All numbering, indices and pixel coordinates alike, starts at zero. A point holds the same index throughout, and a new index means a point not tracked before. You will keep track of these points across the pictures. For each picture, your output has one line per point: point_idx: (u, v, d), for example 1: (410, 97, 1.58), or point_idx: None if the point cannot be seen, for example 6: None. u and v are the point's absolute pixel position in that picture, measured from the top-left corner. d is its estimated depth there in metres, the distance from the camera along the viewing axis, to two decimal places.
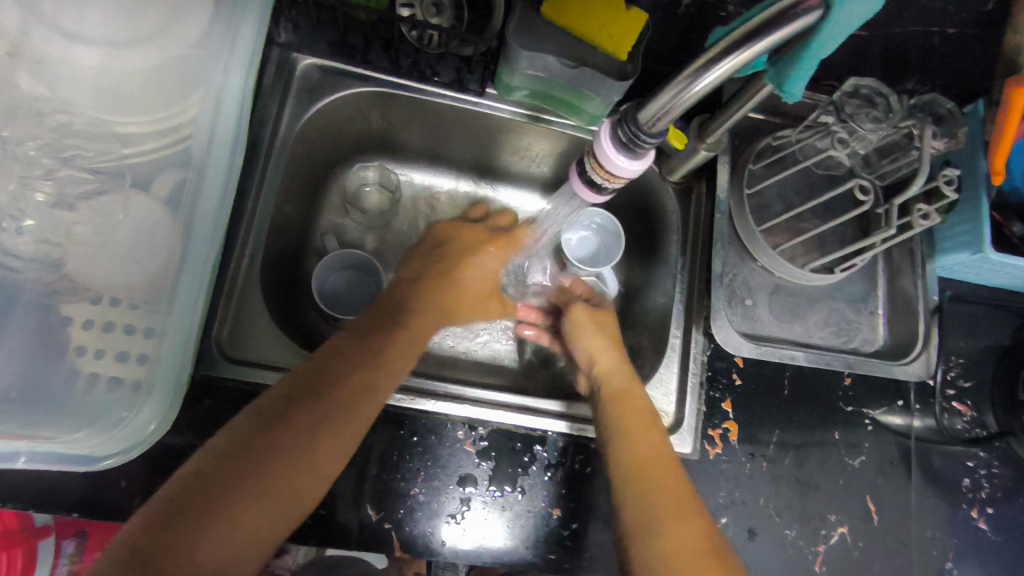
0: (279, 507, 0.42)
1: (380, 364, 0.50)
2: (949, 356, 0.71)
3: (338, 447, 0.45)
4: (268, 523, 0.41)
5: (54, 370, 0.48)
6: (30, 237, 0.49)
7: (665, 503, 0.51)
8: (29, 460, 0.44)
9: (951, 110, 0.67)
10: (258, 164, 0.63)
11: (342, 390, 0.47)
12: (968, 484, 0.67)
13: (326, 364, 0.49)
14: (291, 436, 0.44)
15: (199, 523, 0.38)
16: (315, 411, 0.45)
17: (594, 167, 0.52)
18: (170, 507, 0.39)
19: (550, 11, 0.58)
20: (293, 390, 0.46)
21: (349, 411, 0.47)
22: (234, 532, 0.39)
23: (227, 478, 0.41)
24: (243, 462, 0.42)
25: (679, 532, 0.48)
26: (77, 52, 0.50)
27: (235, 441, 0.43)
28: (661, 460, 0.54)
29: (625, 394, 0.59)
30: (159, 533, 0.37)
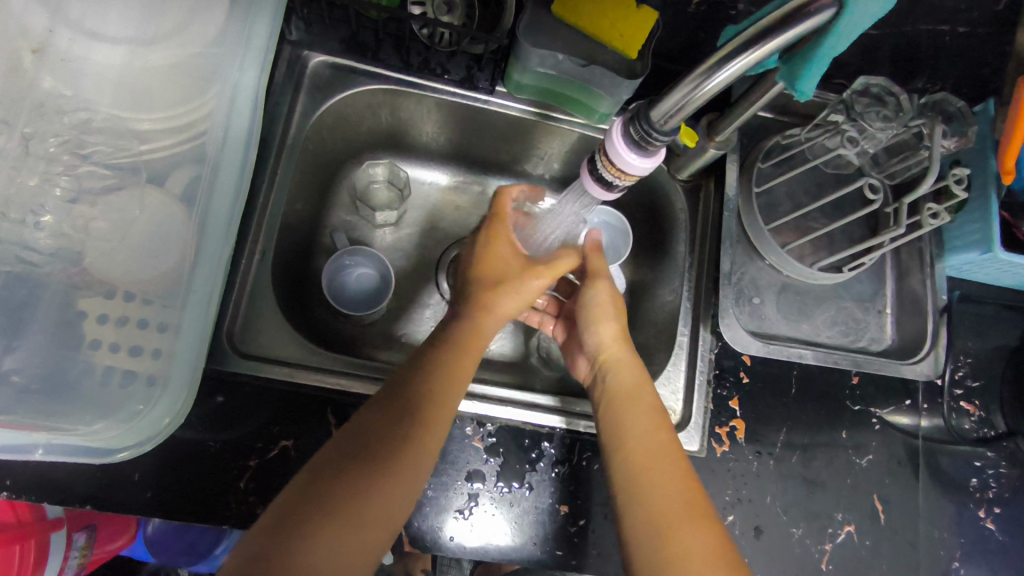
0: (371, 514, 0.44)
1: (446, 378, 0.53)
2: (958, 355, 0.71)
3: (417, 459, 0.48)
4: (364, 530, 0.43)
5: (71, 362, 0.48)
6: (49, 232, 0.50)
7: (674, 510, 0.50)
8: (46, 452, 0.45)
9: (962, 110, 0.66)
10: (269, 161, 0.63)
11: (412, 405, 0.50)
12: (975, 484, 0.68)
13: (396, 383, 0.52)
14: (371, 449, 0.46)
15: (297, 533, 0.41)
16: (390, 424, 0.48)
17: (604, 164, 0.49)
18: (274, 521, 0.42)
19: (561, 9, 0.59)
20: (370, 410, 0.50)
21: (422, 421, 0.49)
22: (339, 536, 0.41)
23: (321, 491, 0.43)
24: (335, 476, 0.45)
25: (685, 539, 0.48)
26: (100, 50, 0.52)
27: (327, 461, 0.46)
28: (669, 459, 0.54)
29: (633, 389, 0.59)
30: (264, 545, 0.40)
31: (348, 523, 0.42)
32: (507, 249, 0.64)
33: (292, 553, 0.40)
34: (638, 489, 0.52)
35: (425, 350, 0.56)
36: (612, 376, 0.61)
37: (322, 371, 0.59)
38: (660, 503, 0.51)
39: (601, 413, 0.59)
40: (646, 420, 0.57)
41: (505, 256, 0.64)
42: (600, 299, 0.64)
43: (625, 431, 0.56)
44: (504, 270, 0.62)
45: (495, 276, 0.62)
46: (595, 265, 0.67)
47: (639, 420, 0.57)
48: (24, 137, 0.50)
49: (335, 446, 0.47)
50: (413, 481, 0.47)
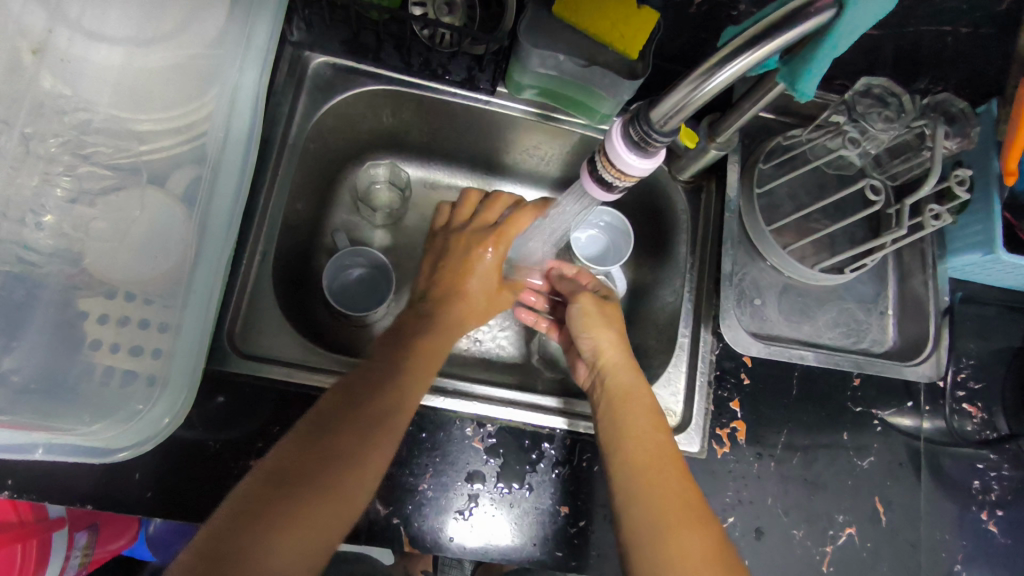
0: (332, 514, 0.43)
1: (407, 375, 0.53)
2: (960, 357, 0.71)
3: (377, 453, 0.48)
4: (324, 530, 0.43)
5: (71, 362, 0.48)
6: (49, 232, 0.50)
7: (671, 511, 0.50)
8: (46, 452, 0.45)
9: (963, 110, 0.66)
10: (269, 162, 0.63)
11: (373, 401, 0.50)
12: (977, 486, 0.67)
13: (361, 382, 0.52)
14: (337, 447, 0.46)
15: (259, 530, 0.40)
16: (357, 422, 0.48)
17: (604, 164, 0.49)
18: (232, 516, 0.41)
19: (562, 10, 0.58)
20: (332, 407, 0.49)
21: (385, 421, 0.49)
22: (296, 532, 0.41)
23: (284, 489, 0.43)
24: (298, 474, 0.44)
25: (682, 540, 0.49)
26: (100, 50, 0.52)
27: (284, 456, 0.45)
28: (667, 459, 0.54)
29: (628, 391, 0.58)
30: (222, 543, 0.40)
31: (309, 522, 0.42)
32: (481, 273, 0.63)
33: (253, 552, 0.39)
34: (635, 486, 0.52)
35: (388, 347, 0.56)
36: (611, 376, 0.60)
37: (322, 371, 0.60)
38: (657, 504, 0.51)
39: (602, 413, 0.58)
40: (634, 424, 0.56)
41: (489, 265, 0.63)
42: (588, 311, 0.63)
43: (619, 432, 0.56)
44: (481, 287, 0.63)
45: (468, 290, 0.62)
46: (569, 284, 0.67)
47: (629, 418, 0.57)
48: (24, 137, 0.50)
49: (297, 440, 0.47)
50: (373, 480, 0.47)
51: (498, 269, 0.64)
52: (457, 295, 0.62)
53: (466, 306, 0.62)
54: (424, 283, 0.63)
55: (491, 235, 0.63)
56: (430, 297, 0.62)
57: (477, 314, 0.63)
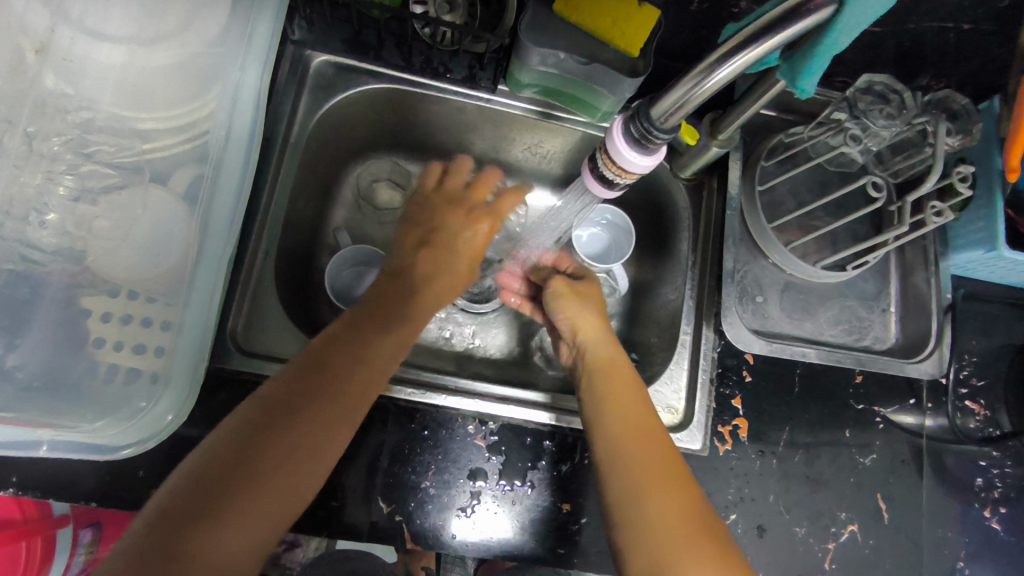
0: (280, 503, 0.44)
1: (372, 357, 0.53)
2: (962, 354, 0.71)
3: (334, 442, 0.48)
4: (272, 519, 0.43)
5: (75, 359, 0.49)
6: (52, 230, 0.50)
7: (651, 473, 0.51)
8: (50, 449, 0.45)
9: (965, 105, 0.66)
10: (271, 161, 0.63)
11: (338, 387, 0.49)
12: (980, 483, 0.67)
13: (320, 361, 0.50)
14: (288, 435, 0.46)
15: (207, 522, 0.40)
16: (310, 408, 0.47)
17: (605, 162, 0.49)
18: (176, 510, 0.41)
19: (563, 8, 0.59)
20: (285, 386, 0.48)
21: (339, 407, 0.49)
22: (248, 528, 0.42)
23: (233, 478, 0.43)
24: (248, 463, 0.43)
25: (662, 498, 0.49)
26: (102, 50, 0.52)
27: (239, 441, 0.44)
28: (655, 443, 0.53)
29: (608, 363, 0.59)
30: (165, 534, 0.39)
31: (262, 516, 0.43)
32: (468, 246, 0.65)
33: (198, 545, 0.40)
34: (621, 473, 0.51)
35: (355, 322, 0.54)
36: (590, 350, 0.61)
37: None
38: (641, 477, 0.51)
39: (585, 391, 0.59)
40: (624, 403, 0.56)
41: (472, 247, 0.65)
42: (563, 293, 0.65)
43: (600, 420, 0.55)
44: (467, 258, 0.65)
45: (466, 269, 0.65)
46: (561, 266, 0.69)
47: (604, 401, 0.56)
48: (27, 135, 0.50)
49: (248, 422, 0.46)
50: (327, 467, 0.47)
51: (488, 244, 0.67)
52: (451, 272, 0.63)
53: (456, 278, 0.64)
54: (404, 255, 0.62)
55: (487, 215, 0.66)
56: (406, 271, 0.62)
57: (457, 285, 0.64)
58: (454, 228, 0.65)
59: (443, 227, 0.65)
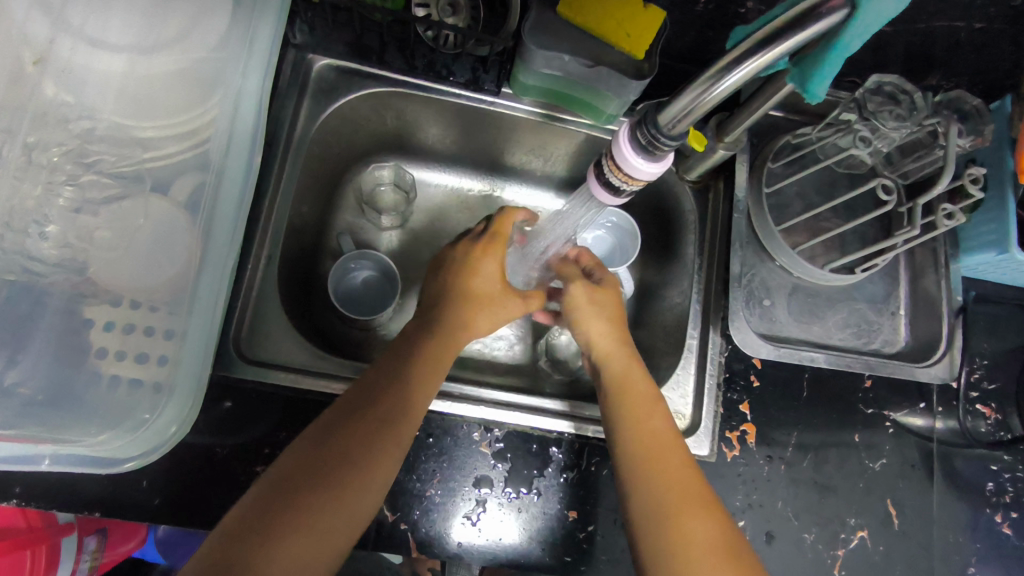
0: (333, 522, 0.44)
1: (418, 379, 0.53)
2: (973, 357, 0.70)
3: (386, 461, 0.48)
4: (327, 538, 0.44)
5: (78, 370, 0.48)
6: (53, 242, 0.50)
7: (679, 498, 0.50)
8: (53, 463, 0.45)
9: (977, 106, 0.66)
10: (274, 168, 0.63)
11: (385, 406, 0.50)
12: (991, 488, 0.67)
13: (369, 384, 0.52)
14: (338, 455, 0.47)
15: (261, 535, 0.42)
16: (359, 429, 0.49)
17: (611, 168, 0.48)
18: (235, 526, 0.42)
19: (567, 10, 0.57)
20: (338, 412, 0.50)
21: (388, 425, 0.49)
22: (303, 544, 0.42)
23: (286, 497, 0.44)
24: (303, 483, 0.45)
25: (689, 524, 0.48)
26: (101, 58, 0.51)
27: (296, 463, 0.46)
28: (683, 463, 0.53)
29: (623, 378, 0.59)
30: (227, 550, 0.41)
31: (315, 532, 0.43)
32: (488, 273, 0.61)
33: (256, 561, 0.40)
34: (648, 487, 0.51)
35: (401, 348, 0.56)
36: (604, 365, 0.60)
37: (328, 376, 0.59)
38: (670, 503, 0.50)
39: (604, 407, 0.58)
40: (633, 407, 0.56)
41: (489, 277, 0.61)
42: (579, 302, 0.63)
43: (617, 425, 0.56)
44: (488, 287, 0.61)
45: (478, 293, 0.61)
46: (566, 271, 0.67)
47: (622, 411, 0.56)
48: (27, 146, 0.49)
49: (304, 447, 0.48)
50: (380, 488, 0.48)
51: (501, 273, 0.62)
52: (466, 295, 0.60)
53: (470, 301, 0.60)
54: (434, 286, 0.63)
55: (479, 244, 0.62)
56: (444, 297, 0.61)
57: (483, 312, 0.61)
58: (471, 262, 0.62)
59: (464, 256, 0.62)
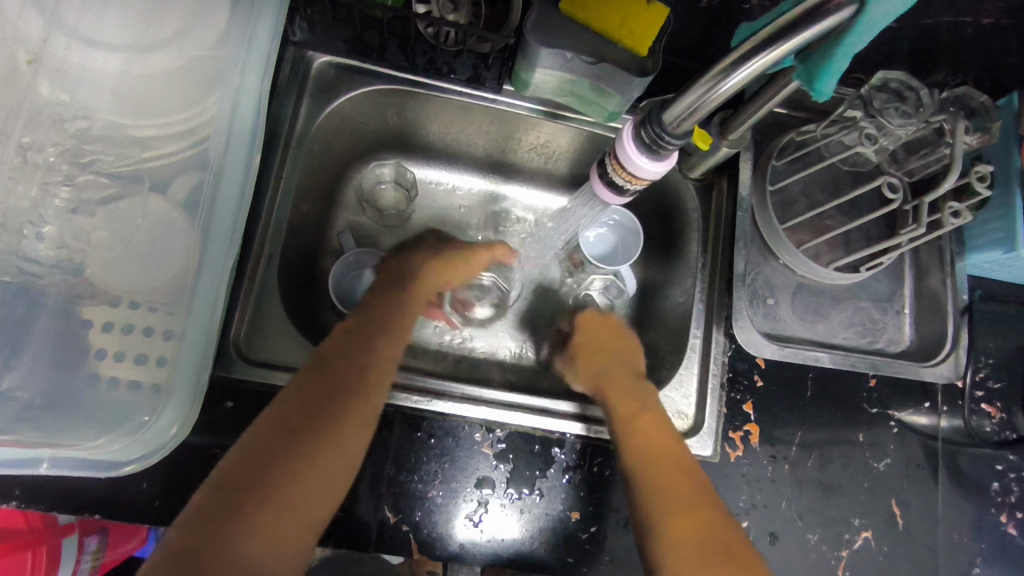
0: (300, 509, 0.44)
1: (382, 352, 0.54)
2: (979, 356, 0.69)
3: (354, 437, 0.48)
4: (291, 532, 0.43)
5: (77, 372, 0.48)
6: (49, 243, 0.49)
7: (675, 500, 0.51)
8: (51, 466, 0.44)
9: (984, 102, 0.65)
10: (273, 166, 0.62)
11: (350, 380, 0.50)
12: (997, 487, 0.66)
13: (335, 357, 0.52)
14: (298, 446, 0.45)
15: (234, 518, 0.41)
16: (323, 409, 0.48)
17: (615, 168, 0.50)
18: (206, 511, 0.42)
19: (569, 7, 0.57)
20: (302, 387, 0.49)
21: (356, 400, 0.49)
22: (277, 525, 0.42)
23: (249, 490, 0.43)
24: (272, 461, 0.44)
25: (682, 523, 0.49)
26: (96, 57, 0.50)
27: (263, 441, 0.45)
28: (678, 468, 0.53)
29: (618, 390, 0.60)
30: (197, 537, 0.40)
31: (287, 512, 0.43)
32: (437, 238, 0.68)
33: (229, 544, 0.40)
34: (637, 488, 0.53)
35: (365, 320, 0.56)
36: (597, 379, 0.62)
37: None
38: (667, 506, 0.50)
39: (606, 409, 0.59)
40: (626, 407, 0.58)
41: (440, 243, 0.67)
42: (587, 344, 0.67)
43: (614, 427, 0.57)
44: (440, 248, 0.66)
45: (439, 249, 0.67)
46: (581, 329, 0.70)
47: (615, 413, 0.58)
48: (22, 147, 0.49)
49: (260, 435, 0.46)
50: (350, 463, 0.48)
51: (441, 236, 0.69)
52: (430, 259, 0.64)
53: (443, 267, 0.64)
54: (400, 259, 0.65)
55: None
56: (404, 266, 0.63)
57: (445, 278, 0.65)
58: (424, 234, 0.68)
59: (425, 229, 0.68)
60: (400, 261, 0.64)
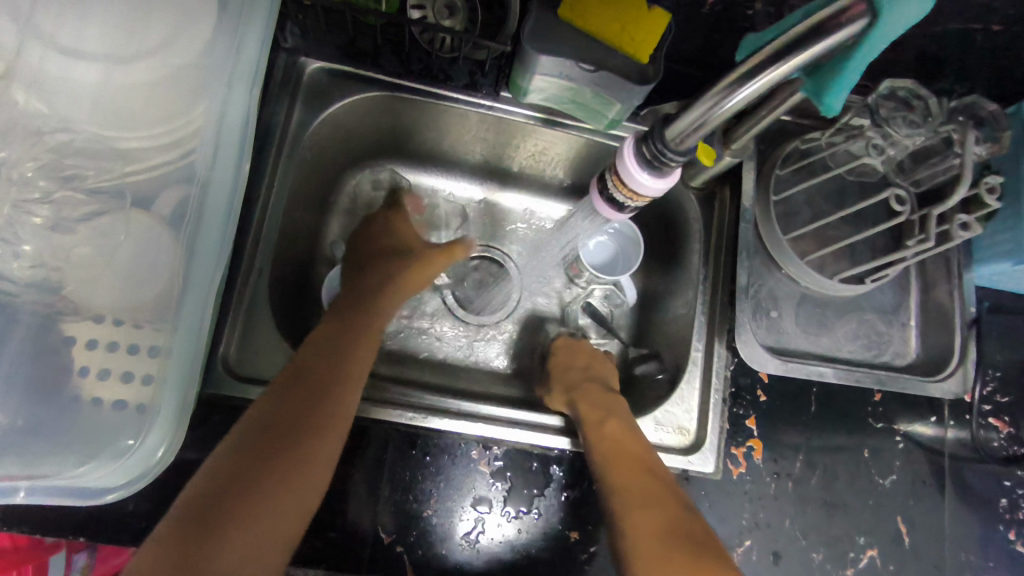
0: (276, 519, 0.44)
1: (353, 358, 0.54)
2: (987, 369, 0.68)
3: (328, 444, 0.49)
4: (278, 529, 0.44)
5: (58, 393, 0.47)
6: (26, 261, 0.48)
7: (640, 498, 0.51)
8: (28, 495, 0.43)
9: (994, 113, 0.63)
10: (264, 175, 0.61)
11: (323, 390, 0.50)
12: (1005, 504, 0.65)
13: (306, 366, 0.52)
14: (272, 457, 0.46)
15: (211, 531, 0.41)
16: (296, 419, 0.48)
17: (615, 184, 0.49)
18: (179, 524, 0.41)
19: (567, 14, 0.56)
20: (273, 398, 0.49)
21: (329, 408, 0.50)
22: (254, 534, 0.42)
23: (236, 491, 0.43)
24: (247, 473, 0.44)
25: (644, 519, 0.50)
26: (76, 68, 0.48)
27: (237, 454, 0.45)
28: (646, 470, 0.54)
29: (590, 397, 0.60)
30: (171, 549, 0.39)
31: (264, 522, 0.43)
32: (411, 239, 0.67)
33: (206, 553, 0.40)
34: (613, 488, 0.53)
35: (335, 327, 0.56)
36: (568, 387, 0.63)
37: None
38: (632, 505, 0.51)
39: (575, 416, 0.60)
40: (595, 410, 0.58)
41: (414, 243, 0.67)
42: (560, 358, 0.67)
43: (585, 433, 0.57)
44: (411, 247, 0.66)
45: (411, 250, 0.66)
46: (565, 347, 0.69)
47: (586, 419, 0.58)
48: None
49: (245, 437, 0.46)
50: (324, 472, 0.48)
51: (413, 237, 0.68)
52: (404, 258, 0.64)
53: (416, 269, 0.63)
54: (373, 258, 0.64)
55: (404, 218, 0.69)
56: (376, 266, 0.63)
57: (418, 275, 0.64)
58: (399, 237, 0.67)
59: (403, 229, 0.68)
60: (379, 259, 0.64)
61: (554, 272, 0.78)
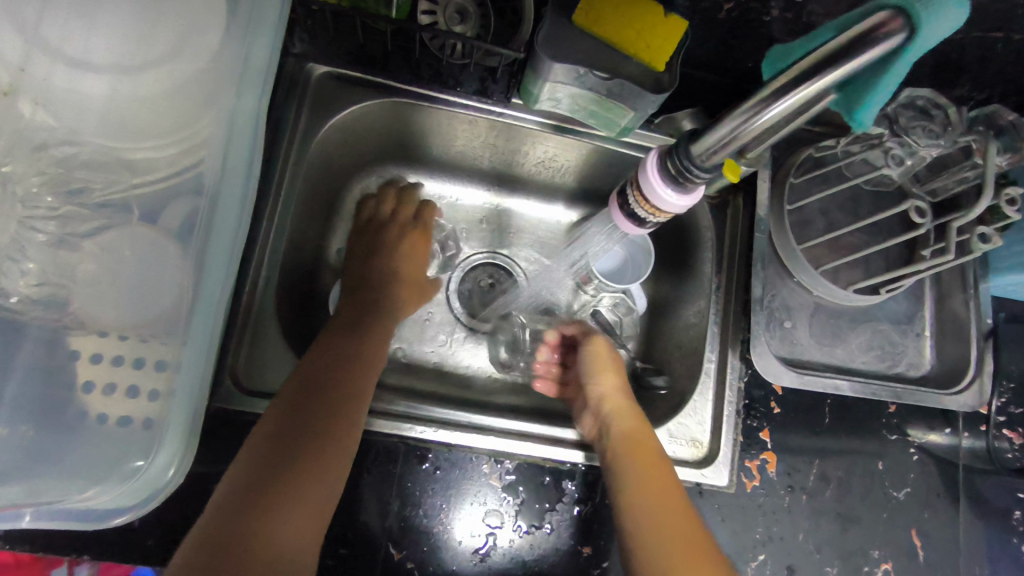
0: (298, 529, 0.44)
1: (359, 366, 0.54)
2: (1000, 380, 0.67)
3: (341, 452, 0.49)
4: (299, 535, 0.44)
5: (63, 413, 0.46)
6: (31, 279, 0.47)
7: (664, 518, 0.53)
8: (33, 519, 0.42)
9: (1014, 122, 0.62)
10: (272, 184, 0.59)
11: (333, 399, 0.50)
12: (1018, 516, 0.64)
13: (315, 376, 0.52)
14: (287, 469, 0.46)
15: (234, 549, 0.41)
16: (308, 429, 0.48)
17: (638, 200, 0.51)
18: (202, 546, 0.41)
19: (582, 19, 0.54)
20: (284, 410, 0.49)
21: (340, 418, 0.50)
22: (277, 547, 0.43)
23: (254, 503, 0.44)
24: (264, 487, 0.45)
25: (665, 540, 0.52)
26: (85, 82, 0.47)
27: (251, 469, 0.45)
28: (668, 486, 0.55)
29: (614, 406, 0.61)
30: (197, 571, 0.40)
31: (286, 534, 0.43)
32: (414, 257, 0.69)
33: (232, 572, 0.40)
34: (633, 503, 0.54)
35: (340, 337, 0.57)
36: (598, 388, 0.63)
37: None
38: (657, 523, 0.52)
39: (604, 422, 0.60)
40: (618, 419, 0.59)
41: (418, 263, 0.70)
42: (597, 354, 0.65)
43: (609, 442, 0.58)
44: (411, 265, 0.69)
45: (411, 274, 0.68)
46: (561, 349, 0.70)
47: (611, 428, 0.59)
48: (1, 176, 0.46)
49: (261, 447, 0.47)
50: (339, 480, 0.48)
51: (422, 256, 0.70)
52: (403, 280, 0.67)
53: (409, 292, 0.67)
54: (378, 271, 0.66)
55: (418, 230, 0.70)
56: (381, 282, 0.65)
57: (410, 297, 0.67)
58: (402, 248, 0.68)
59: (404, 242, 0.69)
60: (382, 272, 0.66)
61: (564, 280, 0.77)
